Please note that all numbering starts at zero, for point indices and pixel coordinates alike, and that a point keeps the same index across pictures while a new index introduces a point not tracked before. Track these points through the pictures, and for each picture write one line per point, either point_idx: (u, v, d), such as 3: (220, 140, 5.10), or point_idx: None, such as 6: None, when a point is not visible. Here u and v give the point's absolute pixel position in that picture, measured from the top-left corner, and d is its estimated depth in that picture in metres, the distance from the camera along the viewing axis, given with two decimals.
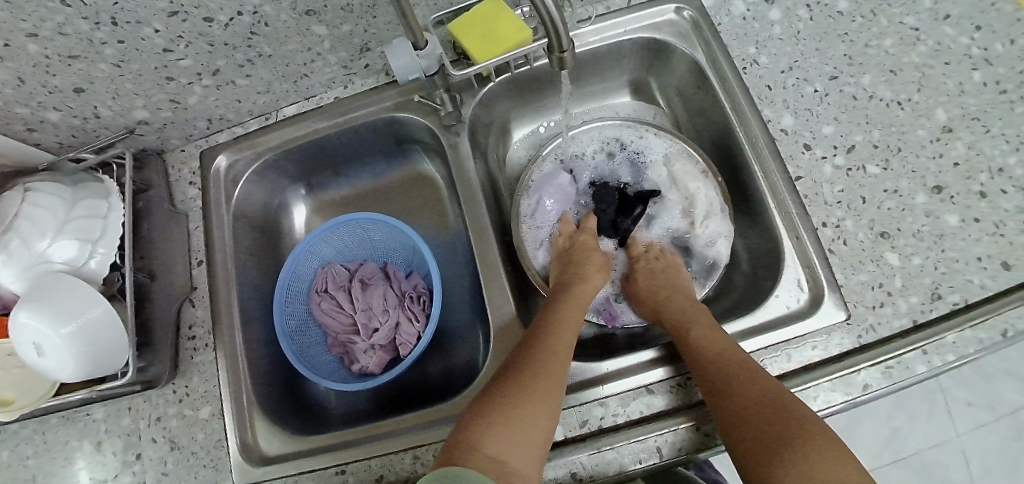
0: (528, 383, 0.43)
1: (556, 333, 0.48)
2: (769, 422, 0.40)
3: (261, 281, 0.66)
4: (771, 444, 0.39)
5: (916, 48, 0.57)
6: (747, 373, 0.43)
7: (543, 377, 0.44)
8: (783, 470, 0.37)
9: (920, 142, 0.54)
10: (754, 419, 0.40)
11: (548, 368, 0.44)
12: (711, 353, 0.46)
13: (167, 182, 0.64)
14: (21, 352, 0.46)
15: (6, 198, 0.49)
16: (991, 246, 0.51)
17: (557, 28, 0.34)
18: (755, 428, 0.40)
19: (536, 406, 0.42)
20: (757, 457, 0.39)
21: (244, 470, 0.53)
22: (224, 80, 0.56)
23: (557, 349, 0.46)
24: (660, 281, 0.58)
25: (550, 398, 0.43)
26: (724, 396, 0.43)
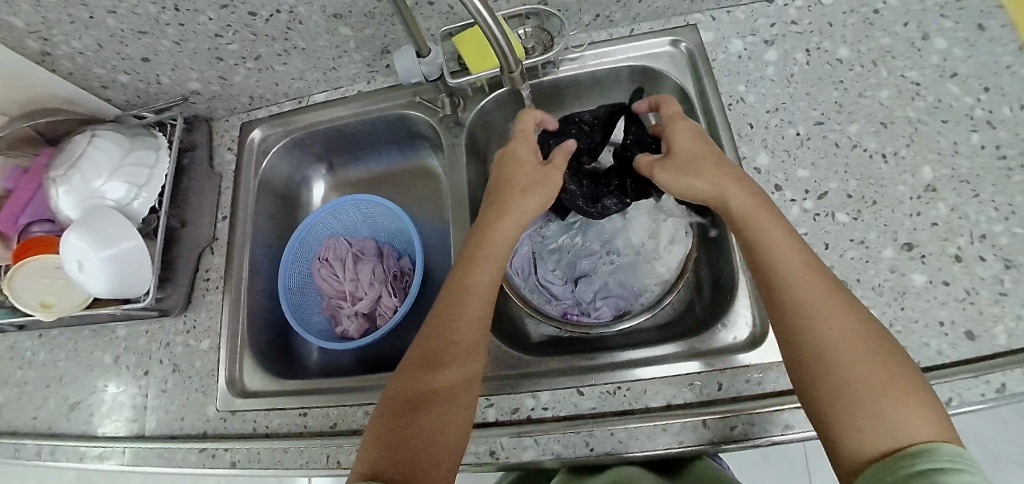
0: (437, 376, 0.44)
1: (462, 309, 0.48)
2: (868, 362, 0.38)
3: (274, 242, 0.75)
4: (869, 384, 0.37)
5: (912, 103, 0.57)
6: (843, 304, 0.41)
7: (450, 364, 0.45)
8: (873, 414, 0.36)
9: (898, 197, 0.54)
10: (855, 357, 0.38)
11: (450, 356, 0.45)
12: (803, 274, 0.43)
13: (210, 146, 0.75)
14: (67, 266, 0.57)
15: (78, 142, 0.61)
16: (956, 311, 0.49)
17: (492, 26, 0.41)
18: (852, 363, 0.38)
19: (449, 397, 0.44)
20: (846, 398, 0.37)
21: (226, 400, 0.61)
22: (264, 65, 0.66)
23: (466, 328, 0.47)
24: (712, 161, 0.51)
25: (460, 384, 0.45)
26: (816, 325, 0.41)
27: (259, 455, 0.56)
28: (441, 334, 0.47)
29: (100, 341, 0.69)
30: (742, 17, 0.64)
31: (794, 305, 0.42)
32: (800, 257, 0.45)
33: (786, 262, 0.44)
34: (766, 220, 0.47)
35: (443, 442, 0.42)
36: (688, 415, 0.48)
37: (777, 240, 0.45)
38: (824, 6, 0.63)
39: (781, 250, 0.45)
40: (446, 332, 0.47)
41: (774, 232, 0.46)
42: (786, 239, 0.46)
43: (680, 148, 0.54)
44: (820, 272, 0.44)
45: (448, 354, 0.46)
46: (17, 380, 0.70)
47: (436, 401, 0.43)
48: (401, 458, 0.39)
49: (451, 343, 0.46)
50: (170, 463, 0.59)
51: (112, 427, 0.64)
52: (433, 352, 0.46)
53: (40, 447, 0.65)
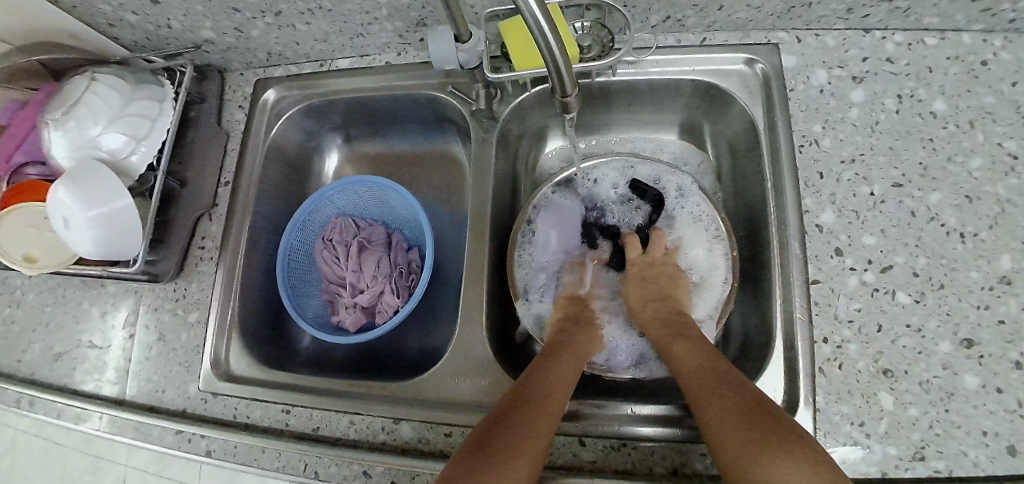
0: (531, 405, 0.42)
1: (549, 359, 0.49)
2: (740, 422, 0.39)
3: (279, 213, 0.70)
4: (744, 447, 0.37)
5: (1004, 180, 0.50)
6: (721, 377, 0.43)
7: (540, 395, 0.44)
8: (760, 469, 0.36)
9: (968, 285, 0.48)
10: (721, 421, 0.40)
11: (543, 389, 0.45)
12: (687, 362, 0.47)
13: (221, 99, 0.69)
14: (54, 221, 0.53)
15: (76, 86, 0.56)
16: (1003, 423, 0.44)
17: (547, 43, 0.33)
18: (727, 432, 0.39)
19: (540, 418, 0.42)
20: (731, 464, 0.37)
21: (209, 381, 0.58)
22: (284, 21, 0.59)
23: (557, 374, 0.47)
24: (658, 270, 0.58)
25: (546, 411, 0.43)
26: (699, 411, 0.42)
27: (236, 447, 0.54)
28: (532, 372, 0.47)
29: (88, 293, 0.66)
30: (831, 44, 0.57)
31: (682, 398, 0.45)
32: (694, 350, 0.47)
33: (681, 355, 0.48)
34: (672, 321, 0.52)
35: (518, 453, 0.38)
36: None
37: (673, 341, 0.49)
38: (926, 47, 0.55)
39: (678, 348, 0.48)
40: (536, 370, 0.47)
41: (682, 335, 0.50)
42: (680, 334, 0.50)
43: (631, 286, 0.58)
44: (712, 358, 0.46)
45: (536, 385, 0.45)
46: (5, 318, 0.69)
47: (523, 419, 0.41)
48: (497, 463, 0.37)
49: (538, 378, 0.46)
50: (146, 438, 0.58)
51: (94, 385, 0.63)
52: (521, 386, 0.45)
53: (23, 393, 0.65)
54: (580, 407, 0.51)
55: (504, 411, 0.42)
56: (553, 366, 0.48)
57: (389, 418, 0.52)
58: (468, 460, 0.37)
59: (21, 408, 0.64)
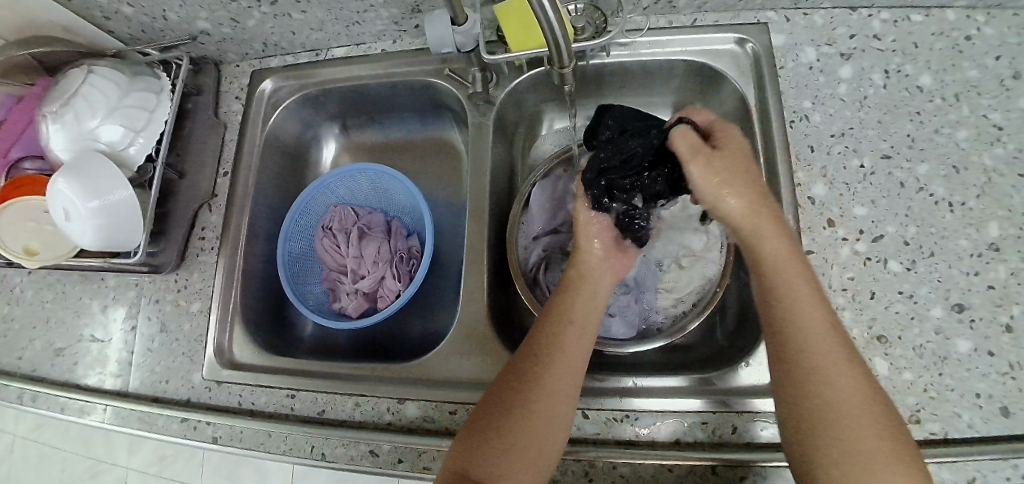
0: (527, 395, 0.42)
1: (556, 347, 0.44)
2: (865, 406, 0.36)
3: (277, 203, 0.71)
4: (863, 439, 0.35)
5: (990, 150, 0.51)
6: (836, 336, 0.39)
7: (545, 383, 0.42)
8: (858, 464, 0.34)
9: (958, 253, 0.49)
10: (858, 397, 0.36)
11: (549, 377, 0.42)
12: (806, 297, 0.40)
13: (217, 91, 0.70)
14: (54, 212, 0.53)
15: (73, 77, 0.56)
16: (995, 384, 0.45)
17: (545, 17, 0.34)
18: (857, 410, 0.36)
19: (542, 414, 0.41)
20: (840, 443, 0.35)
21: (213, 369, 0.58)
22: (280, 10, 0.59)
23: (564, 355, 0.43)
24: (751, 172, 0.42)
25: (552, 403, 0.41)
26: (816, 369, 0.37)
27: (243, 433, 0.55)
28: (539, 353, 0.44)
29: (89, 287, 0.67)
30: (819, 23, 0.58)
31: (783, 338, 0.40)
32: (812, 297, 0.40)
33: (795, 289, 0.40)
34: (772, 230, 0.41)
35: (523, 453, 0.40)
36: (695, 458, 0.45)
37: (783, 262, 0.41)
38: (911, 24, 0.57)
39: (791, 276, 0.41)
40: (544, 350, 0.44)
41: (791, 256, 0.41)
42: (782, 239, 0.42)
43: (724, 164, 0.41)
44: (823, 308, 0.40)
45: (544, 368, 0.43)
46: (5, 315, 0.69)
47: (526, 414, 0.41)
48: (496, 468, 0.39)
49: (547, 359, 0.43)
50: (152, 427, 0.58)
51: (97, 379, 0.63)
52: (527, 370, 0.43)
53: (26, 389, 0.65)
54: (584, 382, 0.51)
55: (508, 400, 0.42)
56: (558, 359, 0.43)
57: (394, 399, 0.53)
58: (472, 454, 0.40)
59: (24, 404, 0.64)
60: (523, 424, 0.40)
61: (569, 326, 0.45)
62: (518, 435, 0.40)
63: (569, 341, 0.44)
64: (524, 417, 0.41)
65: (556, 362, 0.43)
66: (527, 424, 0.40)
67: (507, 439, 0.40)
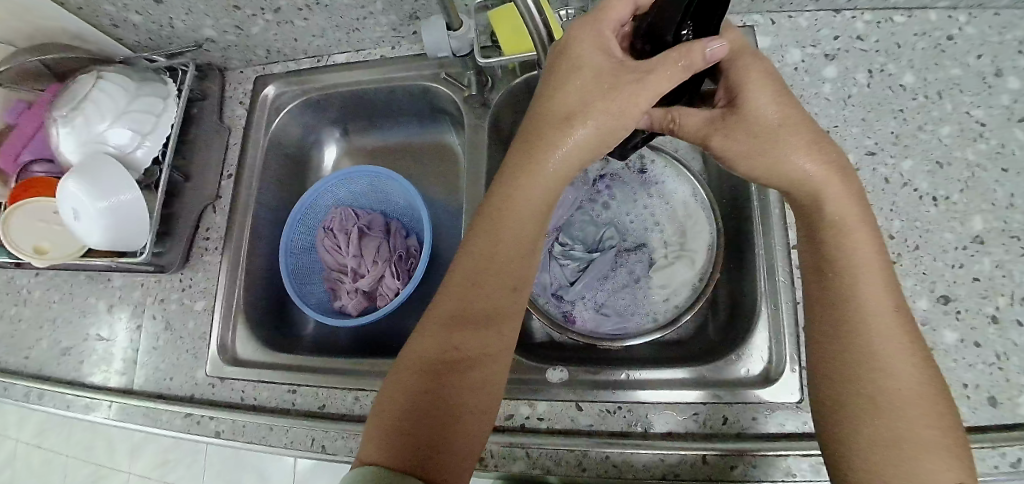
0: (464, 344, 0.37)
1: (488, 283, 0.38)
2: (926, 383, 0.34)
3: (279, 205, 0.72)
4: (926, 441, 0.32)
5: (973, 145, 0.52)
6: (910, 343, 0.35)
7: (471, 341, 0.37)
8: (908, 454, 0.32)
9: (942, 246, 0.50)
10: (916, 386, 0.34)
11: (477, 327, 0.37)
12: (875, 301, 0.36)
13: (221, 97, 0.72)
14: (63, 213, 0.55)
15: (82, 83, 0.59)
16: (981, 374, 0.46)
17: (526, 6, 0.35)
18: (894, 399, 0.34)
19: (467, 398, 0.36)
20: (891, 402, 0.34)
21: (216, 365, 0.60)
22: (283, 18, 0.61)
23: (498, 300, 0.38)
24: (793, 130, 0.38)
25: (481, 369, 0.37)
26: (870, 357, 0.35)
27: (245, 427, 0.56)
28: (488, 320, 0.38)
29: (96, 288, 0.68)
30: (804, 25, 0.60)
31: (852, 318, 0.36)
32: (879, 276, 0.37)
33: (862, 253, 0.37)
34: (863, 239, 0.37)
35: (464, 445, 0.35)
36: (687, 448, 0.46)
37: (860, 256, 0.37)
38: (894, 24, 0.58)
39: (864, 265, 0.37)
40: (471, 309, 0.37)
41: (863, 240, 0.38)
42: (850, 204, 0.38)
43: (751, 108, 0.38)
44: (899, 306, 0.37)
45: (484, 347, 0.37)
46: (14, 315, 0.70)
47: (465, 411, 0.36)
48: (425, 439, 0.33)
49: (477, 323, 0.37)
50: (155, 423, 0.59)
51: (102, 376, 0.64)
52: (445, 342, 0.37)
53: (32, 388, 0.66)
54: (578, 374, 0.52)
55: (437, 363, 0.36)
56: (490, 290, 0.38)
57: None
58: (403, 442, 0.33)
59: (31, 402, 0.66)
60: (461, 393, 0.36)
61: (509, 265, 0.38)
62: (458, 408, 0.35)
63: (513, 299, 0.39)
64: (462, 384, 0.36)
65: (491, 303, 0.38)
66: (465, 393, 0.36)
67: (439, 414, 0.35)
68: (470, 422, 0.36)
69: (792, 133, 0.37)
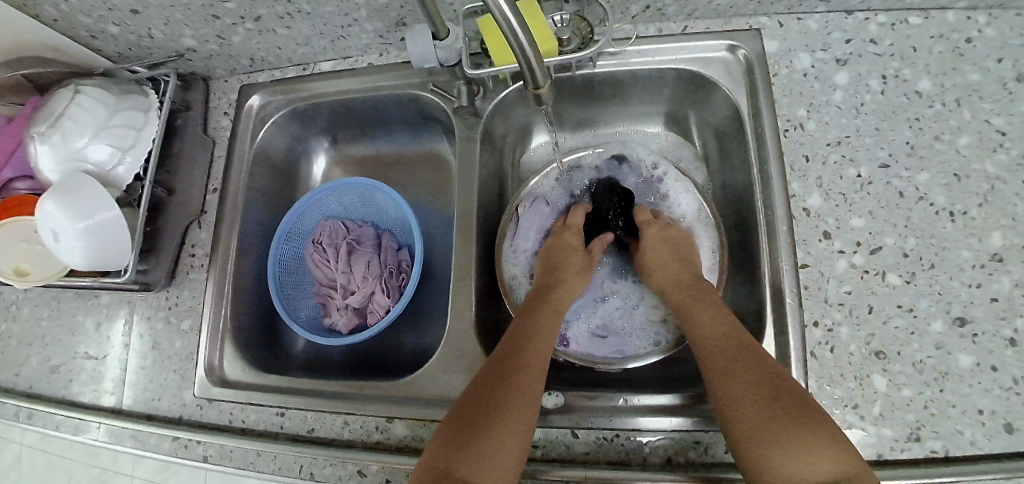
0: (505, 378, 0.43)
1: (528, 341, 0.47)
2: (757, 391, 0.40)
3: (269, 219, 0.71)
4: (781, 421, 0.38)
5: (993, 156, 0.49)
6: (745, 351, 0.43)
7: (514, 377, 0.44)
8: (772, 454, 0.37)
9: (959, 264, 0.47)
10: (743, 396, 0.40)
11: (519, 367, 0.45)
12: (712, 333, 0.46)
13: (206, 107, 0.70)
14: (43, 234, 0.54)
15: (59, 97, 0.56)
16: (998, 401, 0.44)
17: (513, 32, 0.32)
18: (745, 396, 0.40)
19: (506, 423, 0.40)
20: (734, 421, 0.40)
21: (203, 387, 0.58)
22: (265, 26, 0.59)
23: (532, 353, 0.46)
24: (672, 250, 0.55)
25: (519, 400, 0.42)
26: (719, 373, 0.43)
27: (233, 451, 0.54)
28: (514, 353, 0.46)
29: (84, 305, 0.67)
30: (813, 28, 0.56)
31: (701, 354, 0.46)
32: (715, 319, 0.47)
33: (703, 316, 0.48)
34: (696, 297, 0.50)
35: (497, 446, 0.39)
36: (686, 479, 0.44)
37: (699, 310, 0.49)
38: (909, 25, 0.55)
39: (703, 317, 0.48)
40: (513, 355, 0.46)
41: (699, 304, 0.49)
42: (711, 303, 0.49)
43: (648, 256, 0.56)
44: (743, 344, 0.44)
45: (520, 368, 0.44)
46: (2, 333, 0.69)
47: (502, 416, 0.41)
48: (467, 455, 0.38)
49: (518, 365, 0.45)
50: (144, 446, 0.58)
51: (90, 396, 0.63)
52: (491, 379, 0.43)
53: (21, 407, 0.65)
54: (574, 399, 0.50)
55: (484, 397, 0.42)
56: (531, 346, 0.47)
57: (382, 418, 0.52)
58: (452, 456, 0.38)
59: (21, 421, 0.65)
60: (498, 416, 0.41)
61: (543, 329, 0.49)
62: (497, 429, 0.40)
63: (539, 338, 0.48)
64: (502, 408, 0.41)
65: (532, 353, 0.46)
66: (502, 416, 0.41)
67: (479, 434, 0.39)
68: (503, 442, 0.39)
69: (686, 272, 0.53)
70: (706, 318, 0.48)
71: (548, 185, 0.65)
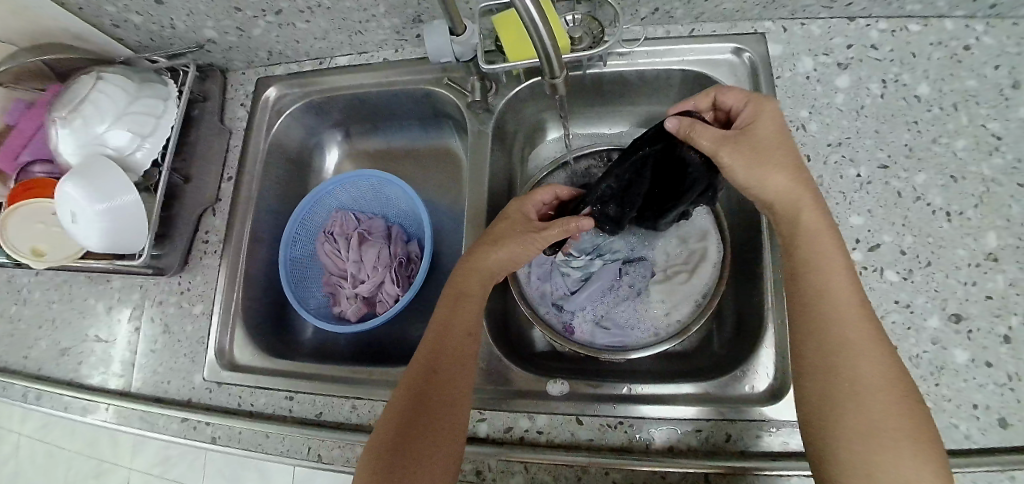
0: (428, 386, 0.44)
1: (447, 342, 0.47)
2: (884, 391, 0.36)
3: (280, 209, 0.72)
4: (900, 429, 0.35)
5: (988, 159, 0.51)
6: (880, 342, 0.38)
7: (437, 383, 0.44)
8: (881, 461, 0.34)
9: (955, 262, 0.49)
10: (874, 396, 0.36)
11: (439, 373, 0.45)
12: (848, 309, 0.39)
13: (222, 98, 0.71)
14: (62, 216, 0.55)
15: (82, 83, 0.58)
16: (992, 395, 0.45)
17: (535, 26, 0.34)
18: (868, 390, 0.36)
19: (433, 429, 0.42)
20: (851, 412, 0.36)
21: (214, 370, 0.59)
22: (285, 20, 0.60)
23: (453, 354, 0.46)
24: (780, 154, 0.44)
25: (444, 405, 0.43)
26: (849, 357, 0.38)
27: (241, 433, 0.55)
28: (435, 355, 0.46)
29: (95, 289, 0.68)
30: (816, 33, 0.58)
31: (831, 326, 0.39)
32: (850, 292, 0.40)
33: (834, 275, 0.40)
34: (831, 251, 0.41)
35: (426, 452, 0.41)
36: (688, 465, 0.45)
37: (834, 268, 0.41)
38: (909, 33, 0.57)
39: (836, 281, 0.40)
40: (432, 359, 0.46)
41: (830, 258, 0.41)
42: (841, 260, 0.41)
43: (756, 129, 0.45)
44: (869, 318, 0.39)
45: (437, 372, 0.45)
46: (13, 315, 0.70)
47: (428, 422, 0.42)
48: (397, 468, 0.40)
49: (437, 369, 0.45)
50: (152, 427, 0.59)
51: (100, 378, 0.64)
52: (417, 390, 0.44)
53: (30, 389, 0.66)
54: (579, 387, 0.51)
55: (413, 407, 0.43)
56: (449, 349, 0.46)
57: None
58: (379, 471, 0.40)
59: (29, 402, 0.65)
60: (427, 424, 0.42)
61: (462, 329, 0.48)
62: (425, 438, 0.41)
63: (456, 336, 0.47)
64: (429, 417, 0.42)
65: (449, 354, 0.46)
66: (428, 424, 0.42)
67: (407, 445, 0.41)
68: (432, 449, 0.41)
69: (783, 156, 0.44)
70: (839, 279, 0.40)
71: (557, 179, 0.66)
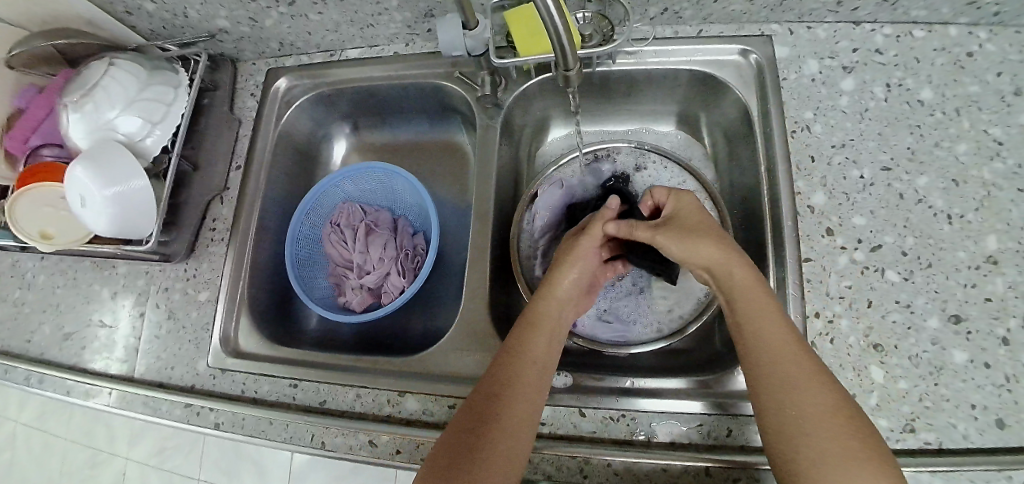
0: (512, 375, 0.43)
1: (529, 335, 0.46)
2: (814, 409, 0.36)
3: (287, 199, 0.72)
4: (844, 446, 0.34)
5: (990, 164, 0.52)
6: (810, 364, 0.38)
7: (522, 375, 0.43)
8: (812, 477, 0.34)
9: (955, 264, 0.49)
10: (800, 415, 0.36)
11: (524, 365, 0.44)
12: (781, 344, 0.40)
13: (232, 87, 0.72)
14: (71, 199, 0.55)
15: (94, 69, 0.58)
16: (990, 396, 0.46)
17: (550, 17, 0.35)
18: (813, 421, 0.36)
19: (511, 422, 0.40)
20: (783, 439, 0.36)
21: (218, 357, 0.59)
22: (298, 11, 0.61)
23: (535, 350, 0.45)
24: (710, 229, 0.48)
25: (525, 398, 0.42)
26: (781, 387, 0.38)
27: (244, 420, 0.55)
28: (522, 350, 0.45)
29: (100, 274, 0.68)
30: (822, 36, 0.59)
31: (768, 361, 0.40)
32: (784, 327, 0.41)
33: (753, 304, 0.42)
34: (752, 284, 0.43)
35: (504, 453, 0.39)
36: (689, 459, 0.46)
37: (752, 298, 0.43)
38: (913, 39, 0.57)
39: (755, 310, 0.42)
40: (517, 351, 0.45)
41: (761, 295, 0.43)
42: (758, 288, 0.43)
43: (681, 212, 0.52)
44: (793, 339, 0.40)
45: (518, 367, 0.44)
46: (17, 299, 0.70)
47: (499, 429, 0.40)
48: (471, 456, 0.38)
49: (522, 360, 0.44)
50: (155, 412, 0.59)
51: (102, 364, 0.64)
52: (498, 380, 0.43)
53: (31, 373, 0.66)
54: (583, 380, 0.52)
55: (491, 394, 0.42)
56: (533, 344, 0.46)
57: (394, 392, 0.53)
58: (455, 458, 0.38)
59: (31, 386, 0.66)
60: (506, 416, 0.41)
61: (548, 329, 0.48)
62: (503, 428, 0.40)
63: (539, 340, 0.46)
64: (511, 409, 0.41)
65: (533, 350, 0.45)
66: (508, 417, 0.41)
67: (485, 435, 0.39)
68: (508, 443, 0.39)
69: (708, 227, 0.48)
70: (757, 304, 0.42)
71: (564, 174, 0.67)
